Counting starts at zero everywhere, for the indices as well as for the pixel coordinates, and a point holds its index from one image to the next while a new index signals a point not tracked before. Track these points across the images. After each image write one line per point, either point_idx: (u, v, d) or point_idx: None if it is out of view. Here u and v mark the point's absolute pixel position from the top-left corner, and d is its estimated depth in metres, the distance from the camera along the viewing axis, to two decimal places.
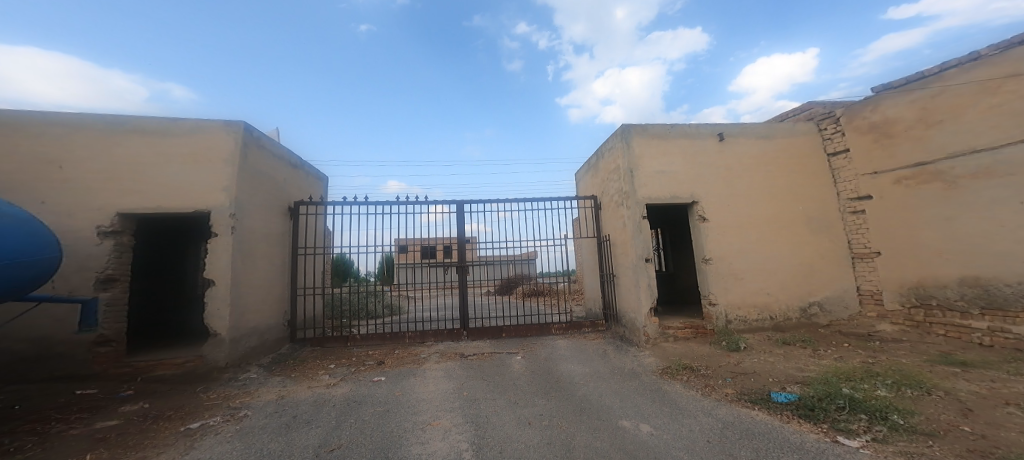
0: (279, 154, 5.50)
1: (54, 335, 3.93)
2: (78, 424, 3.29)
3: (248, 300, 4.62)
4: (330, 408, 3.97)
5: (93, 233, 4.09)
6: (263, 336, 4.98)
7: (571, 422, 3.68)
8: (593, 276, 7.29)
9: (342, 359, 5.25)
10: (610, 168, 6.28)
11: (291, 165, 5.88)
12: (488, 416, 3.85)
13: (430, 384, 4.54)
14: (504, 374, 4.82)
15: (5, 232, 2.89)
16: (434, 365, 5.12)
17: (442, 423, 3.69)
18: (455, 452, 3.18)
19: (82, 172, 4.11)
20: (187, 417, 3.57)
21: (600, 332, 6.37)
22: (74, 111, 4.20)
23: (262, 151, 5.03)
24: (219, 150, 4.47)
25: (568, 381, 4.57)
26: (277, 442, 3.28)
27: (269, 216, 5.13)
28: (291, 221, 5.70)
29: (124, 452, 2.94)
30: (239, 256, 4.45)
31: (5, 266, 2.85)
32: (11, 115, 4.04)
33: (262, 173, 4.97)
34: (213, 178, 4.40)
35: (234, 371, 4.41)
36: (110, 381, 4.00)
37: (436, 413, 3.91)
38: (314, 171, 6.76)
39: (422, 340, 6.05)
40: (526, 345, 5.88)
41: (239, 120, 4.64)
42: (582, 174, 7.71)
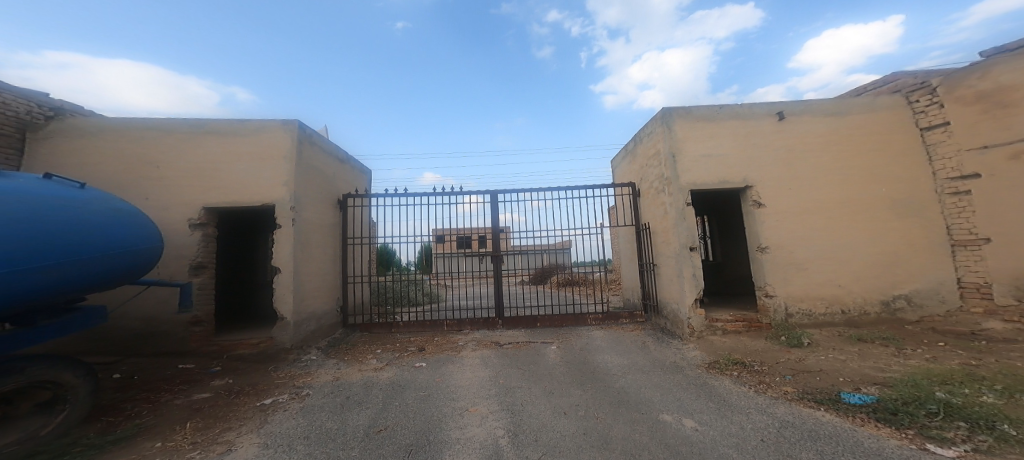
0: (329, 150, 6.02)
1: (159, 315, 4.66)
2: (180, 394, 3.91)
3: (306, 287, 5.11)
4: (378, 391, 4.30)
5: (185, 225, 4.81)
6: (320, 321, 5.47)
7: (609, 414, 3.58)
8: (631, 266, 7.02)
9: (387, 344, 5.58)
10: (648, 154, 6.03)
11: (338, 159, 6.39)
12: (524, 404, 3.90)
13: (468, 371, 4.67)
14: (538, 363, 4.80)
15: (121, 227, 3.62)
16: (470, 352, 5.24)
17: (479, 410, 3.85)
18: (492, 438, 3.33)
19: (174, 172, 4.82)
20: (262, 393, 4.08)
21: (639, 323, 6.10)
22: (167, 118, 4.94)
23: (314, 148, 5.53)
24: (279, 148, 5.01)
25: (604, 373, 4.42)
26: (334, 421, 3.70)
27: (323, 209, 5.66)
28: (341, 212, 6.22)
29: (215, 423, 3.46)
30: (299, 247, 4.94)
31: (119, 255, 3.55)
32: (121, 124, 4.82)
33: (314, 168, 5.50)
34: (275, 174, 4.95)
35: (298, 352, 4.90)
36: (203, 357, 4.68)
37: (473, 399, 4.05)
38: (358, 165, 7.28)
39: (459, 329, 6.21)
40: (562, 335, 5.79)
41: (294, 120, 5.15)
42: (618, 160, 7.49)
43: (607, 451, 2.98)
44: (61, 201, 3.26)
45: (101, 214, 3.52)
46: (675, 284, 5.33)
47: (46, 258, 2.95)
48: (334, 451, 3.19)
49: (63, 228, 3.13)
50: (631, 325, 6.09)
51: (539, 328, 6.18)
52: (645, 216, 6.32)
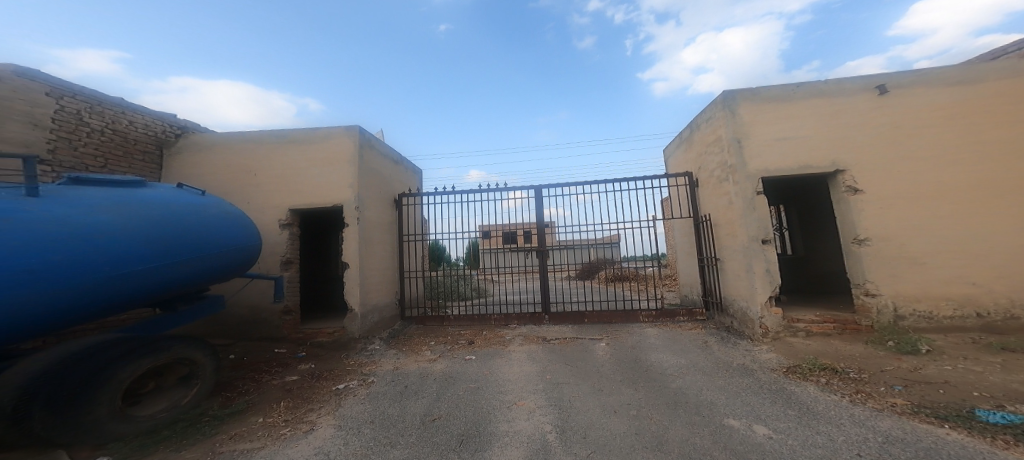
0: (385, 152, 6.45)
1: (259, 304, 5.49)
2: (276, 375, 4.55)
3: (370, 281, 5.59)
4: (432, 381, 4.52)
5: (276, 225, 5.37)
6: (381, 313, 5.93)
7: (664, 416, 3.28)
8: (687, 260, 6.58)
9: (440, 336, 5.88)
10: (708, 141, 5.54)
11: (393, 161, 6.81)
12: (572, 400, 3.77)
13: (515, 365, 4.69)
14: (585, 360, 4.62)
15: (231, 227, 4.42)
16: (517, 347, 5.25)
17: (527, 404, 3.81)
18: (539, 433, 3.26)
19: (264, 178, 5.45)
20: (336, 378, 4.56)
21: (700, 322, 5.65)
22: (258, 130, 5.62)
23: (372, 150, 5.95)
24: (344, 152, 5.44)
25: (659, 372, 4.09)
26: (394, 408, 3.99)
27: (381, 208, 6.10)
28: (396, 211, 6.68)
29: (301, 404, 3.96)
30: (363, 245, 5.41)
31: (232, 250, 4.34)
32: (225, 139, 5.61)
33: (374, 171, 5.90)
34: (341, 177, 5.38)
35: (364, 342, 5.38)
36: (292, 343, 5.37)
37: (521, 394, 4.02)
38: (410, 166, 7.69)
39: (507, 323, 6.25)
40: (611, 331, 5.57)
41: (355, 125, 5.55)
42: (674, 148, 6.96)
43: (662, 453, 2.73)
44: (187, 208, 4.06)
45: (217, 217, 4.33)
46: (743, 279, 4.80)
47: (181, 254, 3.73)
48: (394, 437, 3.42)
49: (186, 227, 3.88)
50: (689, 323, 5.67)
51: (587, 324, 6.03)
52: (705, 206, 5.81)
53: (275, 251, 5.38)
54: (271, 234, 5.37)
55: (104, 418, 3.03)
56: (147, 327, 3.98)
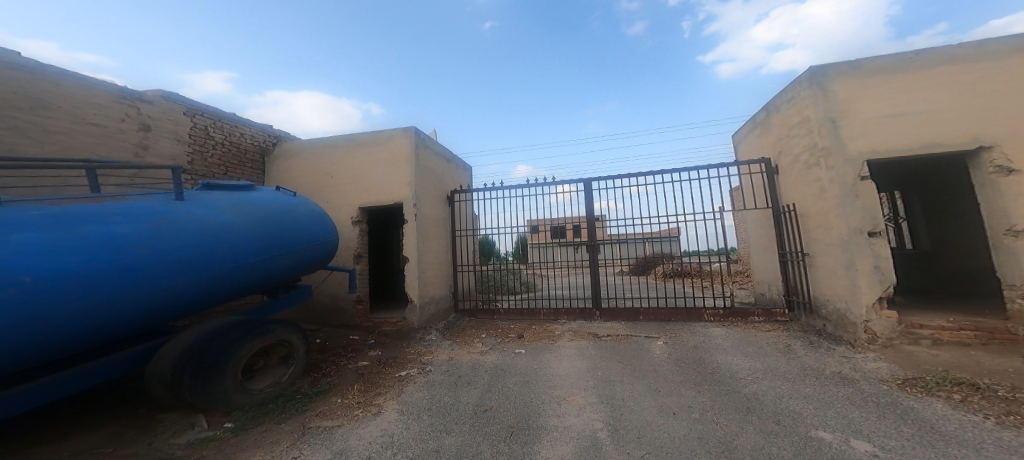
0: (439, 151, 6.84)
1: (337, 294, 6.15)
2: (351, 359, 4.97)
3: (427, 275, 5.94)
4: (484, 373, 4.65)
5: (351, 223, 6.00)
6: (437, 305, 6.26)
7: (732, 421, 2.91)
8: (763, 256, 5.97)
9: (491, 330, 6.10)
10: (790, 123, 4.89)
11: (445, 159, 7.16)
12: (626, 399, 3.56)
13: (565, 361, 4.69)
14: (640, 359, 4.42)
15: (317, 225, 5.00)
16: (567, 343, 5.36)
17: (577, 400, 3.68)
18: (589, 430, 3.12)
19: (338, 180, 6.14)
20: (399, 365, 4.88)
21: (781, 323, 5.16)
22: (333, 137, 6.35)
23: (427, 149, 6.35)
24: (402, 152, 5.90)
25: (728, 376, 3.71)
26: (449, 396, 4.14)
27: (436, 205, 6.47)
28: (449, 207, 6.98)
29: (371, 388, 4.30)
30: (420, 239, 5.77)
31: (318, 246, 4.93)
32: (308, 146, 6.44)
33: (428, 169, 6.30)
34: (400, 176, 5.85)
35: (422, 332, 5.72)
36: (362, 330, 5.91)
37: (571, 390, 3.93)
38: (461, 163, 8.01)
39: (556, 318, 6.47)
40: (670, 330, 5.40)
41: (411, 126, 5.99)
42: (745, 134, 6.28)
43: None
44: (283, 208, 4.68)
45: (306, 216, 4.92)
46: (841, 277, 4.26)
47: (279, 250, 4.31)
48: (450, 425, 3.56)
49: (284, 225, 4.50)
50: (768, 324, 5.20)
51: (641, 322, 5.96)
52: (789, 195, 5.15)
53: (349, 245, 6.00)
54: (346, 230, 6.01)
55: (229, 388, 3.62)
56: (254, 312, 4.45)
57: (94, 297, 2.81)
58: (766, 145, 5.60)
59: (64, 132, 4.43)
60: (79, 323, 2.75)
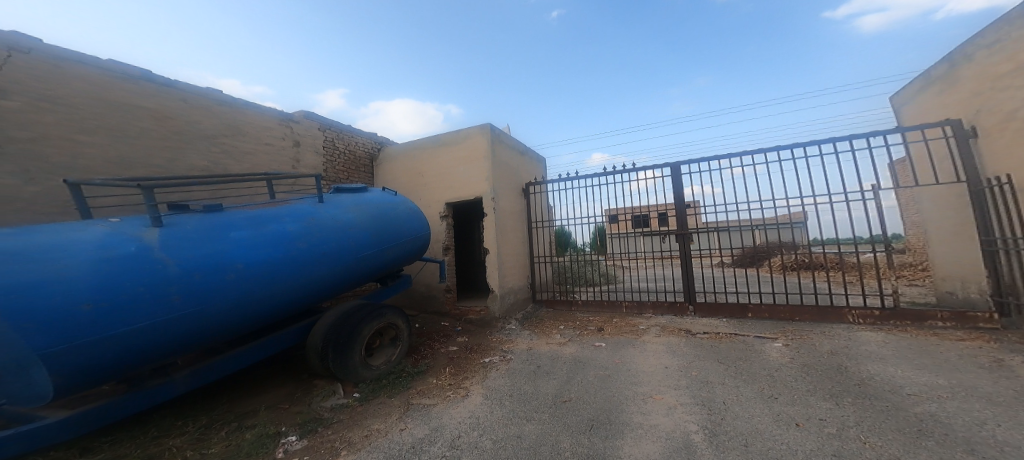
0: (514, 145, 6.97)
1: (427, 283, 6.74)
2: (442, 344, 5.39)
3: (506, 266, 6.15)
4: (563, 364, 4.70)
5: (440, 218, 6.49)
6: (516, 295, 6.46)
7: (890, 443, 2.51)
8: (950, 242, 4.87)
9: (569, 322, 6.12)
10: (1001, 74, 4.09)
11: (520, 152, 7.25)
12: (727, 402, 3.28)
13: (650, 358, 4.48)
14: (751, 362, 4.04)
15: (417, 220, 5.55)
16: (653, 338, 5.10)
17: (665, 399, 3.50)
18: (681, 431, 2.95)
19: (427, 179, 6.68)
20: (483, 352, 5.16)
21: (984, 330, 4.30)
22: (420, 139, 6.91)
23: (502, 145, 6.52)
24: (479, 149, 6.16)
25: (889, 390, 3.18)
26: (529, 385, 4.26)
27: (513, 198, 6.64)
28: (525, 199, 7.09)
29: (459, 371, 4.64)
30: (499, 232, 5.99)
31: (419, 239, 5.51)
32: (403, 149, 7.11)
33: (504, 163, 6.47)
34: (479, 172, 6.13)
35: (503, 321, 5.97)
36: (449, 317, 6.38)
37: (658, 387, 3.75)
38: (535, 155, 8.06)
39: (640, 312, 6.19)
40: (794, 330, 4.87)
41: (486, 122, 6.20)
42: (907, 95, 5.29)
43: None
44: (389, 205, 5.26)
45: (407, 211, 5.47)
46: None
47: (388, 243, 4.92)
48: (530, 412, 3.67)
49: (392, 221, 5.09)
50: (960, 331, 4.38)
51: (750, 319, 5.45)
52: (1002, 165, 4.19)
53: (439, 238, 6.51)
54: (436, 224, 6.52)
55: (355, 364, 4.15)
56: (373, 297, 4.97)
57: (279, 280, 3.64)
58: (952, 104, 4.64)
59: (253, 152, 5.78)
60: (268, 301, 3.56)
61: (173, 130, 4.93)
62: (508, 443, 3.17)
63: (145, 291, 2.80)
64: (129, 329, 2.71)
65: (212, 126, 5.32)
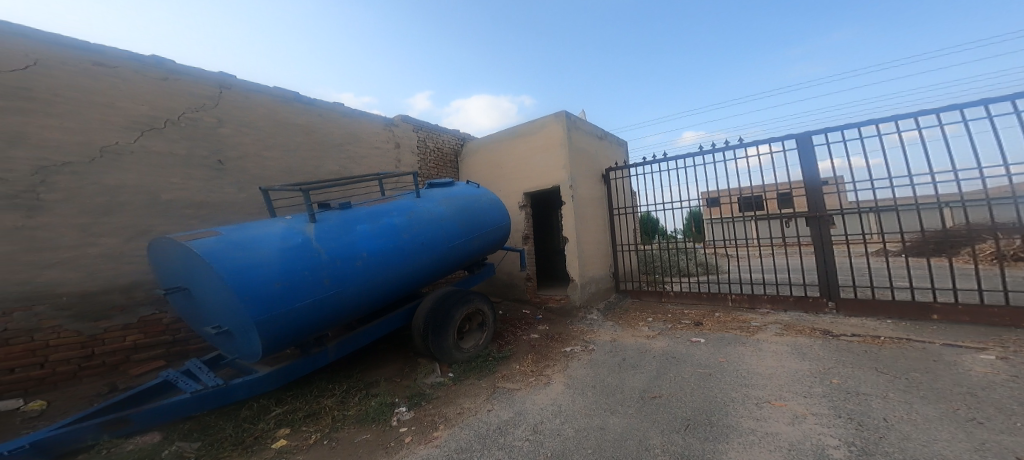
0: (591, 130, 6.70)
1: (509, 272, 6.95)
2: (524, 331, 5.52)
3: (586, 256, 6.02)
4: (652, 358, 4.52)
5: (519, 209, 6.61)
6: (597, 285, 6.32)
7: None
8: None
9: (659, 314, 5.82)
10: None
11: (598, 137, 6.94)
12: (889, 420, 2.81)
13: (764, 359, 4.16)
14: (937, 375, 3.41)
15: (501, 210, 5.77)
16: (770, 337, 4.76)
17: (789, 407, 3.15)
18: (817, 444, 2.62)
19: (506, 172, 6.83)
20: (565, 340, 5.16)
21: None
22: (498, 132, 7.07)
23: (579, 131, 6.33)
24: (555, 137, 6.07)
25: None
26: (613, 378, 4.14)
27: (592, 185, 6.44)
28: (605, 186, 6.82)
29: (542, 359, 4.72)
30: (578, 220, 5.87)
31: (504, 229, 5.78)
32: (482, 144, 7.36)
33: (581, 150, 6.29)
34: (556, 161, 6.06)
35: (583, 311, 5.89)
36: (529, 305, 6.49)
37: (779, 393, 3.40)
38: (615, 138, 7.66)
39: (751, 306, 5.86)
40: (1017, 340, 3.96)
41: (562, 110, 6.06)
42: None
43: None
44: (475, 197, 5.55)
45: (491, 202, 5.69)
46: None
47: (475, 233, 5.21)
48: (615, 405, 3.57)
49: (478, 212, 5.37)
50: None
51: (936, 323, 4.62)
52: None
53: (518, 228, 6.64)
54: (515, 214, 6.66)
55: (450, 346, 4.44)
56: (462, 283, 5.28)
57: (392, 269, 4.26)
58: None
59: (367, 156, 6.58)
60: (386, 285, 4.22)
61: (315, 141, 5.92)
62: (591, 433, 3.13)
63: (308, 274, 3.61)
64: (300, 304, 3.52)
65: (340, 135, 6.22)
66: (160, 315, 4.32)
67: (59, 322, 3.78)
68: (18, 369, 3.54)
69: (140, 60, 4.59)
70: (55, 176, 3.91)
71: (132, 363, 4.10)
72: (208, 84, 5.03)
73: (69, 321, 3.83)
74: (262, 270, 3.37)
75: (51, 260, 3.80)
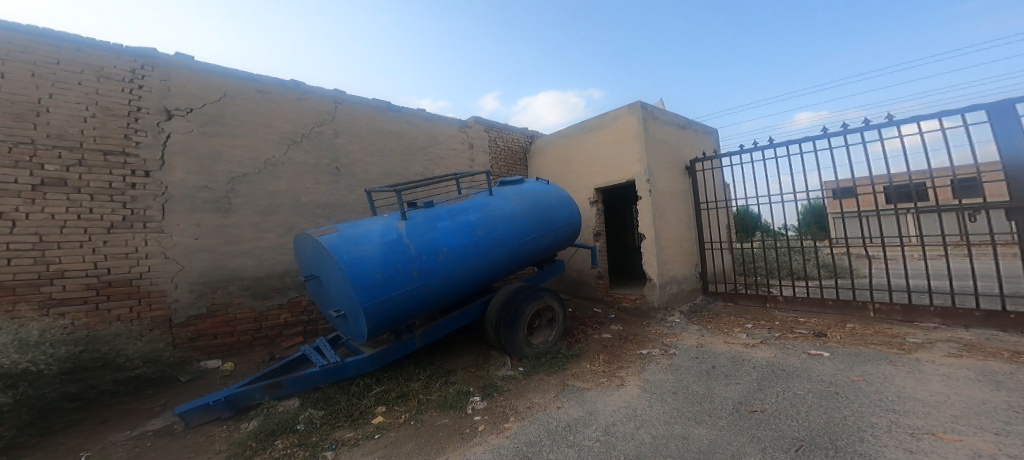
0: (670, 120, 5.97)
1: (582, 269, 6.77)
2: (594, 331, 5.38)
3: (667, 253, 5.56)
4: (750, 368, 3.98)
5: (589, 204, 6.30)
6: (681, 285, 5.80)
7: None
8: None
9: (761, 320, 5.07)
10: None
11: (681, 126, 6.18)
12: None
13: (928, 383, 3.28)
14: None
15: (570, 207, 5.65)
16: (942, 359, 3.69)
17: (965, 442, 2.48)
18: None
19: (577, 168, 6.55)
20: (639, 343, 4.87)
21: None
22: (567, 127, 6.82)
23: (657, 121, 5.71)
24: (630, 128, 5.58)
25: None
26: (700, 386, 3.80)
27: (674, 178, 5.79)
28: (690, 179, 6.11)
29: (614, 360, 4.56)
30: (657, 215, 5.39)
31: (574, 224, 5.67)
32: (551, 140, 7.18)
33: (661, 140, 5.68)
34: (631, 153, 5.58)
35: (664, 313, 5.46)
36: (603, 304, 6.24)
37: (946, 423, 2.70)
38: (701, 126, 6.76)
39: (909, 320, 4.60)
40: None
41: (638, 100, 5.51)
42: None
43: None
44: (545, 194, 5.53)
45: (560, 198, 5.61)
46: None
47: (544, 229, 5.21)
48: (700, 415, 3.30)
49: (548, 208, 5.37)
50: None
51: None
52: None
53: (589, 225, 6.39)
54: (586, 211, 6.38)
55: (520, 340, 4.63)
56: (532, 280, 5.37)
57: (469, 263, 4.56)
58: None
59: (445, 157, 7.09)
60: (463, 279, 4.55)
61: (405, 146, 6.61)
62: (670, 442, 2.96)
63: (401, 266, 4.12)
64: (395, 293, 4.05)
65: (423, 140, 6.81)
66: (303, 297, 5.48)
67: (242, 299, 5.06)
68: (219, 335, 4.87)
69: (284, 85, 5.72)
70: (240, 186, 5.18)
71: (285, 336, 5.31)
72: (326, 101, 6.00)
73: (248, 298, 5.09)
74: (366, 263, 3.96)
75: (237, 250, 5.07)
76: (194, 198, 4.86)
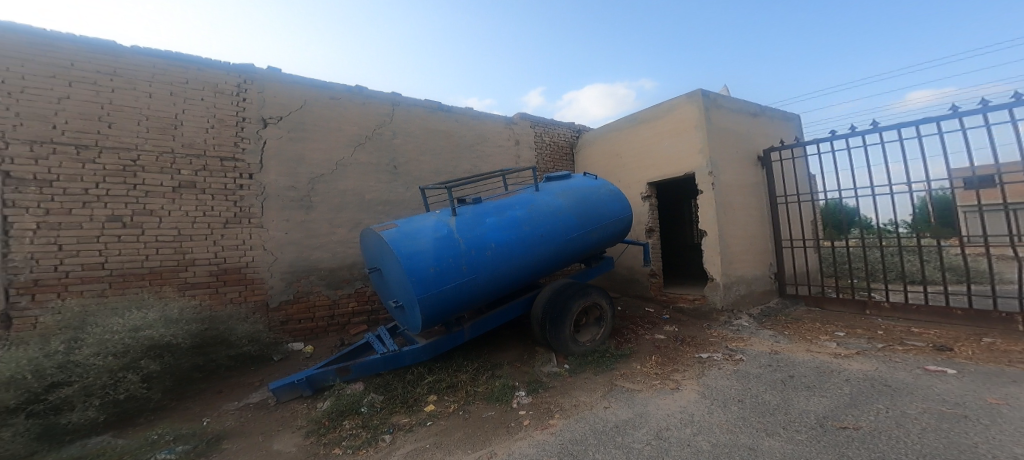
0: (738, 108, 5.37)
1: (633, 266, 6.37)
2: (645, 331, 5.08)
3: (733, 251, 5.09)
4: (840, 381, 3.42)
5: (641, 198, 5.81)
6: (749, 286, 5.22)
7: None
8: None
9: (857, 328, 4.31)
10: None
11: (752, 113, 5.62)
12: None
13: None
14: None
15: (621, 200, 5.34)
16: None
17: None
18: None
19: (626, 163, 6.09)
20: (697, 346, 4.48)
21: None
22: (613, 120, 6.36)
23: (722, 109, 5.15)
24: (689, 119, 5.11)
25: None
26: (774, 395, 3.39)
27: (742, 169, 5.18)
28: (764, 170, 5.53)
29: (668, 362, 4.28)
30: (722, 210, 4.90)
31: (627, 216, 5.33)
32: (597, 133, 6.73)
33: (725, 130, 5.12)
34: (689, 145, 5.09)
35: (728, 315, 4.95)
36: (657, 303, 5.84)
37: None
38: (778, 111, 6.08)
39: None
40: None
41: (699, 88, 4.99)
42: None
43: None
44: (594, 187, 5.30)
45: (610, 192, 5.34)
46: None
47: (593, 223, 4.99)
48: (773, 427, 2.93)
49: (598, 201, 5.13)
50: None
51: None
52: None
53: (641, 221, 5.95)
54: (638, 206, 5.92)
55: (564, 337, 4.57)
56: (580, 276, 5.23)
57: (516, 258, 4.54)
58: None
59: (491, 154, 7.15)
60: (510, 274, 4.54)
61: (455, 144, 6.78)
62: (735, 452, 2.68)
63: (451, 260, 4.24)
64: (446, 287, 4.19)
65: (472, 137, 6.91)
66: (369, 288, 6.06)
67: (320, 288, 5.73)
68: (303, 320, 5.60)
69: (350, 90, 6.11)
70: (318, 185, 5.75)
71: (354, 324, 5.94)
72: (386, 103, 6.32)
73: (324, 287, 5.76)
74: (421, 257, 4.15)
75: (315, 243, 5.70)
76: (286, 196, 5.55)
